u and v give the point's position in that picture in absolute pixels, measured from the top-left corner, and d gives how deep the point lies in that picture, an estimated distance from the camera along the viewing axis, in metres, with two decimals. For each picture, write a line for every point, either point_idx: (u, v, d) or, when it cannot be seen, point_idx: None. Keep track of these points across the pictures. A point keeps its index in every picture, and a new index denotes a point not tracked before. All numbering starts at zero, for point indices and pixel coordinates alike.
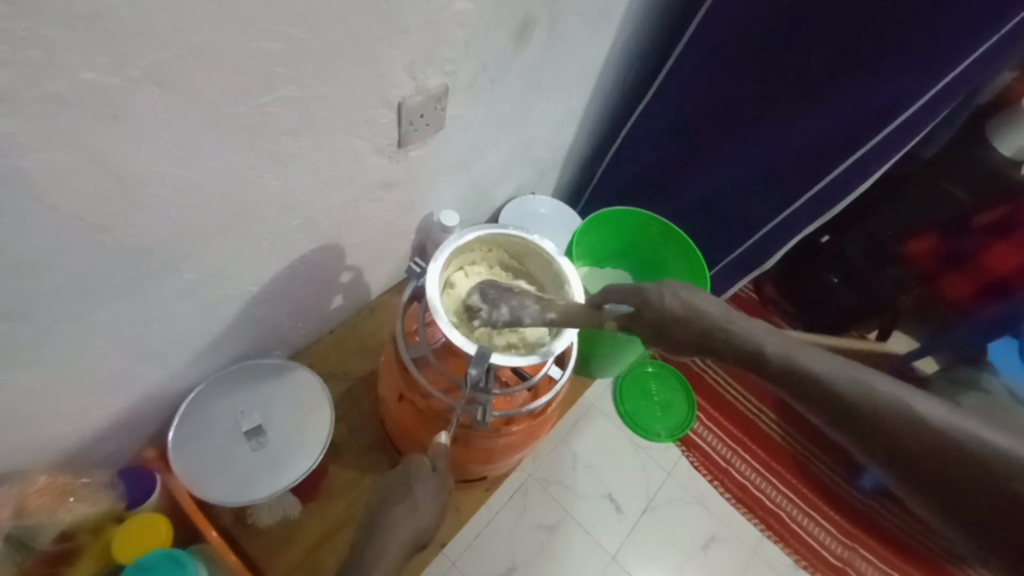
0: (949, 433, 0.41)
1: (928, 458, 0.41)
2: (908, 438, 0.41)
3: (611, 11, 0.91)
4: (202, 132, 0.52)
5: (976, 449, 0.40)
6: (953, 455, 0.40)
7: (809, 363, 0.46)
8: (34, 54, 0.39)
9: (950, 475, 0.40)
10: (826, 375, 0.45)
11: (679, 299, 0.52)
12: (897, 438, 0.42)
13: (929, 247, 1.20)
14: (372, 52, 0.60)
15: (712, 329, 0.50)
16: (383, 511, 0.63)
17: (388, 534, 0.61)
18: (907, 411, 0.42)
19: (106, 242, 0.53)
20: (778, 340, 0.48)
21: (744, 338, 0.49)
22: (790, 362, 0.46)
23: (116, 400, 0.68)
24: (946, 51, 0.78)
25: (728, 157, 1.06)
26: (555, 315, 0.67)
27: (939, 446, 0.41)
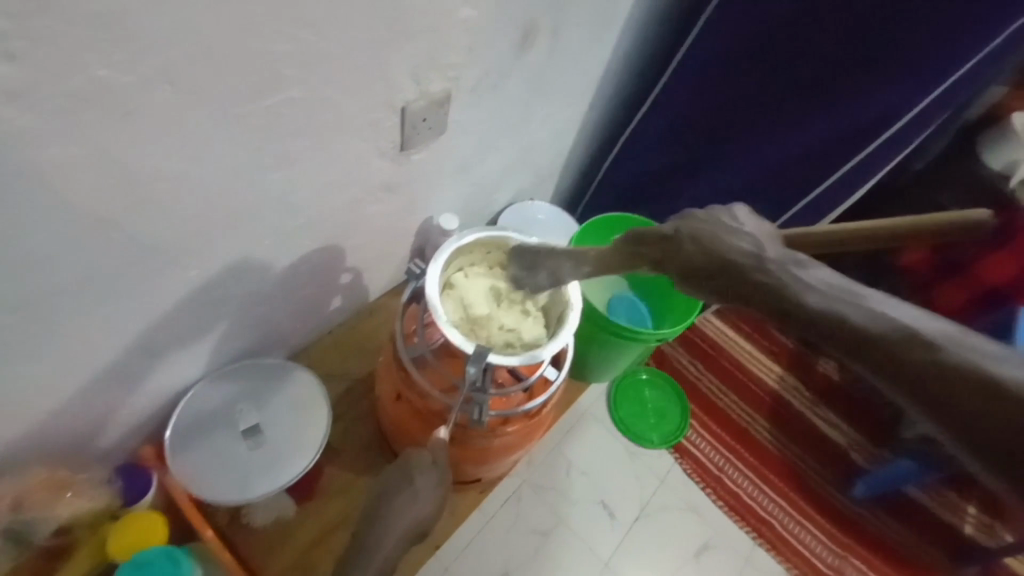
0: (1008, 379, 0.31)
1: (991, 410, 0.31)
2: (964, 390, 0.31)
3: (612, 21, 0.93)
4: (210, 131, 0.53)
5: None
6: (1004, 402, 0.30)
7: (845, 302, 0.37)
8: (49, 50, 0.39)
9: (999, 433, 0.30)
10: (866, 315, 0.36)
11: (705, 248, 0.47)
12: (944, 388, 0.32)
13: (922, 257, 1.22)
14: (377, 56, 0.61)
15: (743, 274, 0.43)
16: (380, 504, 0.63)
17: (386, 525, 0.61)
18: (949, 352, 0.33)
19: (113, 239, 0.53)
20: (821, 279, 0.40)
21: (776, 277, 0.41)
22: (823, 303, 0.38)
23: (115, 397, 0.68)
24: (936, 64, 0.81)
25: (723, 167, 1.08)
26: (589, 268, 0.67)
27: (1007, 402, 0.30)
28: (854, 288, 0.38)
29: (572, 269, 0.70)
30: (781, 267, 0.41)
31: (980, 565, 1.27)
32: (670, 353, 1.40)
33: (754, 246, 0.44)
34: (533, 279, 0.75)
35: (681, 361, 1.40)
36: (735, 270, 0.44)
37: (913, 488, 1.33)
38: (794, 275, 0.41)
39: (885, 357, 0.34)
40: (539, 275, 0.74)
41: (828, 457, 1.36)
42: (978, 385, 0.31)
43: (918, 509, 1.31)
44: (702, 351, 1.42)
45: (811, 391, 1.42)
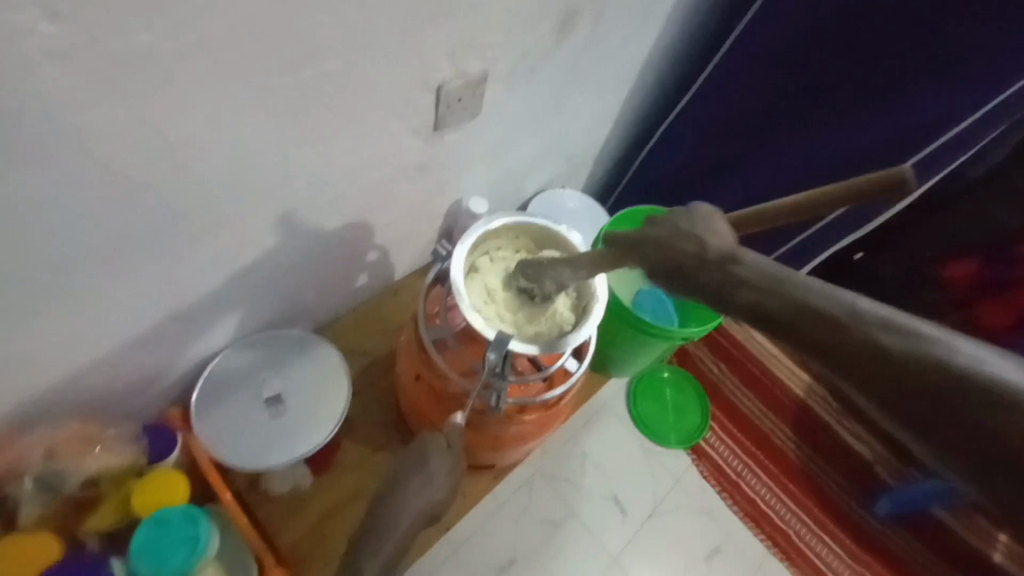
0: (911, 355, 0.31)
1: (917, 386, 0.30)
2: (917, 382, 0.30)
3: (657, 7, 0.90)
4: (246, 101, 0.53)
5: (945, 374, 0.30)
6: (920, 381, 0.30)
7: (780, 290, 0.36)
8: (91, 11, 0.40)
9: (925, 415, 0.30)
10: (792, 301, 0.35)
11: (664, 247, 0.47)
12: (884, 375, 0.31)
13: (969, 271, 1.16)
14: (416, 33, 0.60)
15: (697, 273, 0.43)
16: (400, 480, 0.62)
17: (404, 500, 0.60)
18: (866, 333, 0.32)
19: (146, 203, 0.54)
20: (761, 272, 0.39)
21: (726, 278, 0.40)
22: (774, 297, 0.36)
23: (144, 358, 0.70)
24: (1008, 68, 0.76)
25: (763, 165, 1.04)
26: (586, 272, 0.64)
27: (929, 381, 0.30)
28: (799, 275, 0.37)
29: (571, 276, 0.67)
30: (726, 265, 0.41)
31: None
32: (693, 352, 1.37)
33: (699, 244, 0.44)
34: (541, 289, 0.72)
35: (704, 361, 1.36)
36: (690, 268, 0.43)
37: (939, 508, 1.28)
38: (738, 274, 0.40)
39: (839, 355, 0.33)
40: (545, 285, 0.71)
41: (852, 470, 1.31)
42: (915, 366, 0.30)
43: (944, 533, 1.26)
44: (728, 353, 1.38)
45: (839, 402, 1.38)
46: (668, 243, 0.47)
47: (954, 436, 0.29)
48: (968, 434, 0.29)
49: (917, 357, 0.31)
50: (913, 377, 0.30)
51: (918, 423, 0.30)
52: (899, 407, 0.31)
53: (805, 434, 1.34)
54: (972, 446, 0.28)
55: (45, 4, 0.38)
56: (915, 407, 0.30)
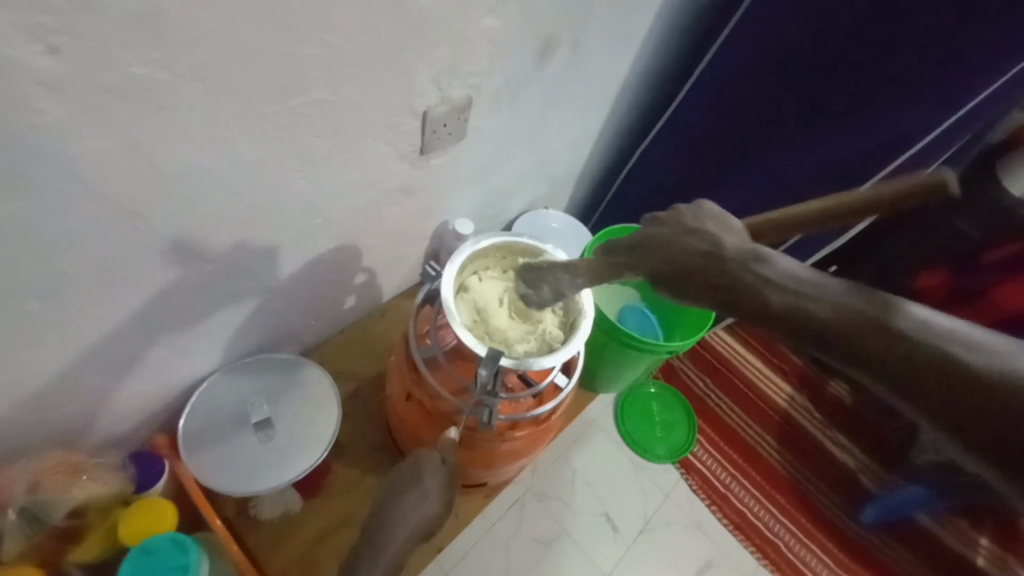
0: (944, 351, 0.37)
1: (951, 379, 0.36)
2: (949, 376, 0.36)
3: (632, 34, 0.94)
4: (237, 129, 0.54)
5: (979, 367, 0.36)
6: (955, 373, 0.36)
7: (817, 296, 0.41)
8: (89, 45, 0.41)
9: (958, 402, 0.35)
10: (834, 306, 0.40)
11: (685, 252, 0.49)
12: (922, 369, 0.37)
13: (939, 281, 1.22)
14: (401, 62, 0.63)
15: (726, 276, 0.45)
16: (393, 497, 0.62)
17: (399, 517, 0.61)
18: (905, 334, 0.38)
19: (138, 229, 0.55)
20: (797, 276, 0.43)
21: (756, 283, 0.44)
22: (804, 299, 0.41)
23: (131, 385, 0.70)
24: (963, 85, 0.81)
25: (737, 183, 1.08)
26: (584, 277, 0.70)
27: (961, 372, 0.36)
28: (827, 281, 0.42)
29: (570, 280, 0.72)
30: (755, 268, 0.45)
31: None
32: (678, 366, 1.39)
33: (720, 248, 0.47)
34: (537, 295, 0.77)
35: (689, 375, 1.39)
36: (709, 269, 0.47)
37: (922, 514, 1.30)
38: (768, 279, 0.44)
39: (875, 350, 0.38)
40: (542, 290, 0.75)
41: (836, 479, 1.34)
42: (944, 362, 0.36)
43: (929, 539, 1.29)
44: (712, 366, 1.41)
45: (820, 412, 1.41)
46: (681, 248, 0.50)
47: (975, 416, 0.35)
48: (981, 414, 0.35)
49: (945, 354, 0.37)
50: (936, 367, 0.37)
51: (947, 412, 0.36)
52: (935, 396, 0.36)
53: (790, 445, 1.36)
54: (985, 425, 0.35)
55: (45, 39, 0.39)
56: (948, 398, 0.36)
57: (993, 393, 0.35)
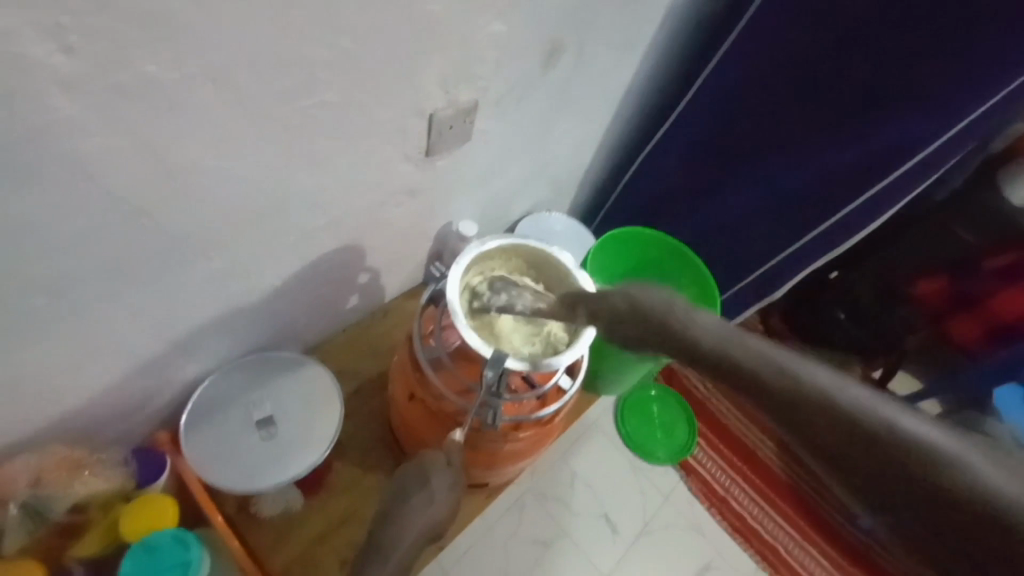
0: (856, 415, 0.31)
1: (865, 449, 0.30)
2: (863, 444, 0.30)
3: (638, 38, 0.94)
4: (245, 129, 0.55)
5: (892, 438, 0.30)
6: (867, 443, 0.30)
7: (733, 350, 0.38)
8: (103, 45, 0.41)
9: (874, 474, 0.30)
10: (747, 359, 0.37)
11: (633, 304, 0.50)
12: (834, 434, 0.31)
13: (939, 287, 1.22)
14: (410, 64, 0.63)
15: (663, 328, 0.45)
16: (400, 500, 0.62)
17: (407, 520, 0.61)
18: (812, 391, 0.33)
19: (146, 227, 0.55)
20: (723, 331, 0.41)
21: (686, 334, 0.42)
22: (731, 356, 0.38)
23: (134, 381, 0.70)
24: (956, 101, 0.81)
25: (740, 188, 1.08)
26: (545, 304, 0.73)
27: (875, 444, 0.30)
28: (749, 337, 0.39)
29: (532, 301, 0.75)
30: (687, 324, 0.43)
31: None
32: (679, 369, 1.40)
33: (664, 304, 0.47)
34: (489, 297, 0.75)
35: (690, 379, 1.39)
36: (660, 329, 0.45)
37: None
38: (698, 330, 0.42)
39: (802, 422, 0.33)
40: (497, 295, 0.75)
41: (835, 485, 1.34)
42: (855, 426, 0.31)
43: None
44: None
45: None
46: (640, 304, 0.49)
47: (898, 496, 0.29)
48: (900, 489, 0.29)
49: (858, 418, 0.31)
50: (875, 447, 0.30)
51: (860, 484, 0.30)
52: (849, 467, 0.31)
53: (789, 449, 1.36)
54: (919, 515, 0.28)
55: (59, 38, 0.39)
56: (861, 467, 0.30)
57: (913, 469, 0.29)
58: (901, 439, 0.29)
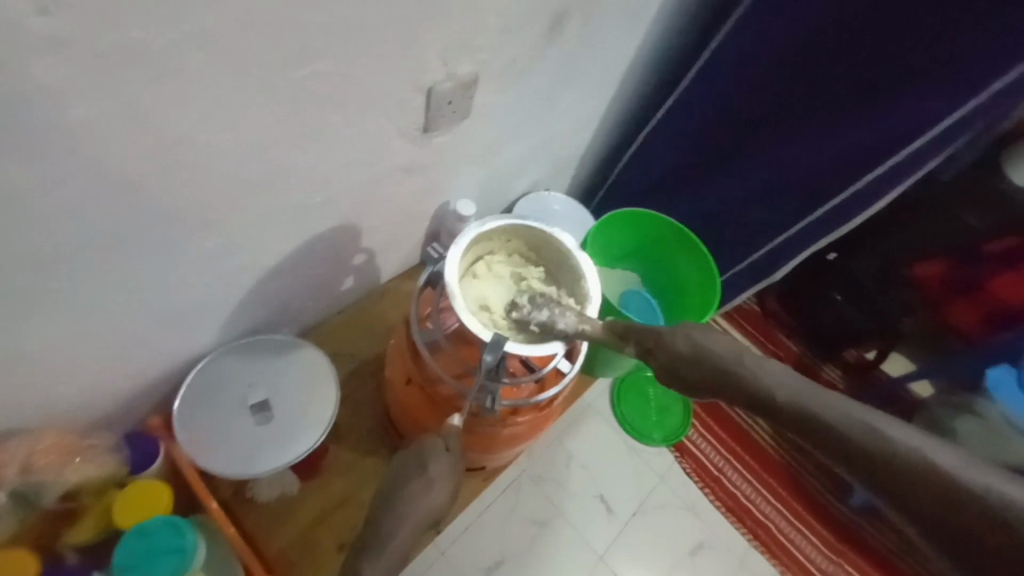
0: (942, 476, 0.35)
1: (947, 503, 0.34)
2: (944, 497, 0.35)
3: (644, 11, 0.91)
4: (236, 101, 0.52)
5: (965, 492, 0.34)
6: (949, 498, 0.34)
7: (810, 403, 0.41)
8: (81, 5, 0.38)
9: (951, 525, 0.34)
10: (828, 414, 0.40)
11: (688, 341, 0.52)
12: (917, 489, 0.35)
13: (938, 270, 1.22)
14: (410, 34, 0.60)
15: (722, 373, 0.47)
16: (399, 486, 0.61)
17: (406, 505, 0.59)
18: (894, 448, 0.37)
19: (133, 204, 0.53)
20: (791, 379, 0.44)
21: (756, 380, 0.45)
22: (810, 412, 0.41)
23: (125, 364, 0.68)
24: (972, 78, 0.79)
25: (743, 168, 1.06)
26: (588, 328, 0.66)
27: (958, 498, 0.34)
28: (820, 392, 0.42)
29: (572, 321, 0.67)
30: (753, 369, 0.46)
31: None
32: None
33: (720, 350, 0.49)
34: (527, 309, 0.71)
35: None
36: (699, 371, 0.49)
37: None
38: (766, 378, 0.45)
39: (890, 475, 0.36)
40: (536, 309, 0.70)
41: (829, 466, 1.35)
42: (938, 484, 0.35)
43: None
44: None
45: None
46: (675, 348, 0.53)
47: (977, 544, 0.33)
48: (982, 544, 0.33)
49: (940, 477, 0.35)
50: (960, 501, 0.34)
51: (945, 535, 0.34)
52: (930, 518, 0.35)
53: None
54: (962, 532, 0.34)
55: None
56: (942, 520, 0.34)
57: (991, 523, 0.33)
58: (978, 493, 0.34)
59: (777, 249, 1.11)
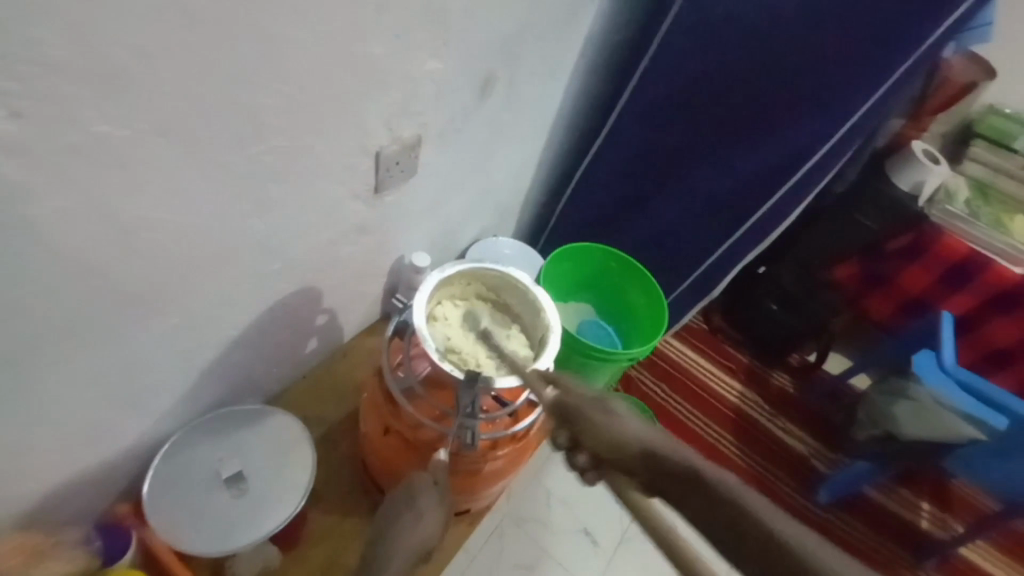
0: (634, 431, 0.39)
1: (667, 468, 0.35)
2: (645, 452, 0.37)
3: (561, 69, 1.02)
4: (197, 180, 0.55)
5: (635, 438, 0.38)
6: (627, 448, 0.38)
7: (602, 409, 0.42)
8: (52, 107, 0.42)
9: (662, 475, 0.35)
10: (604, 419, 0.41)
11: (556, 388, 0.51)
12: (662, 473, 0.35)
13: (852, 271, 1.42)
14: (355, 106, 0.66)
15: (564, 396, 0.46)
16: (390, 522, 0.62)
17: (396, 541, 0.60)
18: (645, 431, 0.38)
19: (99, 287, 0.54)
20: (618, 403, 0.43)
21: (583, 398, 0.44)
22: (610, 422, 0.41)
23: (88, 453, 0.67)
24: (843, 101, 0.92)
25: (668, 198, 1.17)
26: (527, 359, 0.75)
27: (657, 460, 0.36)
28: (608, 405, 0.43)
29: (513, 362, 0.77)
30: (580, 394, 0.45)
31: (939, 558, 1.30)
32: (635, 376, 1.45)
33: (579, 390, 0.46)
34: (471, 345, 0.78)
35: (646, 383, 1.44)
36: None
37: (872, 489, 1.39)
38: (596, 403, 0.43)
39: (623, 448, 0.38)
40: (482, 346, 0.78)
41: (792, 464, 1.40)
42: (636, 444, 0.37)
43: (879, 509, 1.36)
44: (665, 372, 1.47)
45: (768, 402, 1.48)
46: (712, 479, 0.32)
47: (668, 477, 0.34)
48: (670, 469, 0.34)
49: (640, 438, 0.38)
50: (655, 457, 0.36)
51: (659, 479, 0.35)
52: (656, 485, 0.35)
53: (747, 441, 1.41)
54: (674, 486, 0.34)
55: (8, 104, 0.40)
56: (667, 484, 0.34)
57: (673, 458, 0.35)
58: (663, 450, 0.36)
59: (711, 269, 1.21)
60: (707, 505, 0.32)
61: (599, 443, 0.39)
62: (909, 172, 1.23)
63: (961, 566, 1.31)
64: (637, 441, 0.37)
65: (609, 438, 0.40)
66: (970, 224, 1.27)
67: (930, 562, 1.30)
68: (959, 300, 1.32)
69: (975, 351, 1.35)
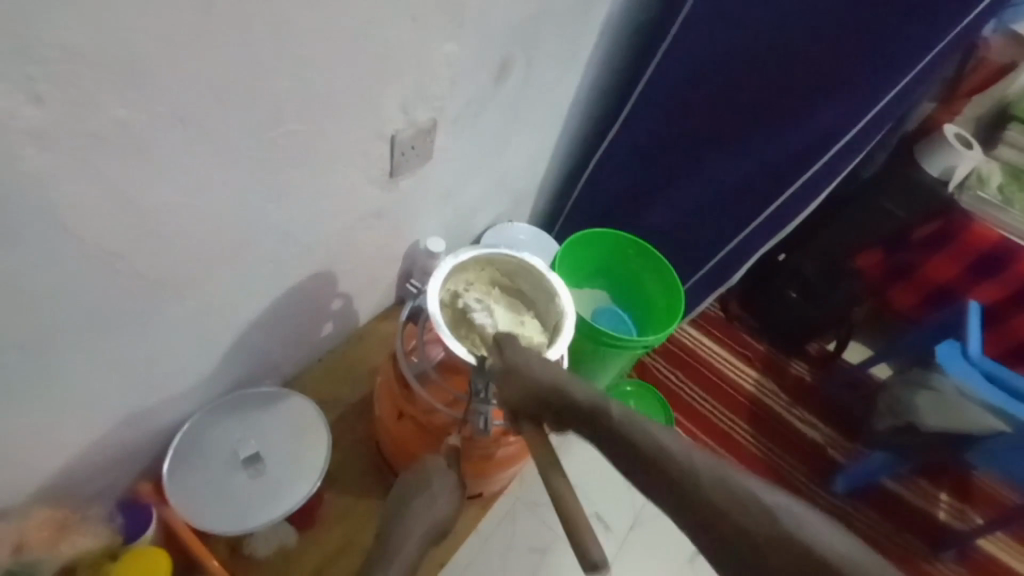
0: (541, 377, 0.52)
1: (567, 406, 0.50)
2: (553, 394, 0.51)
3: (580, 50, 0.99)
4: (215, 166, 0.55)
5: (545, 384, 0.52)
6: (541, 394, 0.51)
7: (519, 360, 0.55)
8: (71, 92, 0.42)
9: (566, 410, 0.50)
10: (524, 369, 0.53)
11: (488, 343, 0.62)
12: (561, 409, 0.50)
13: (875, 261, 1.41)
14: (371, 89, 0.65)
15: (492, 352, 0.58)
16: (402, 506, 0.62)
17: (410, 524, 0.60)
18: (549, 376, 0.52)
19: (119, 271, 0.54)
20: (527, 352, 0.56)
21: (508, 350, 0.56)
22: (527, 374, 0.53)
23: (111, 433, 0.68)
24: (874, 84, 0.89)
25: (688, 184, 1.14)
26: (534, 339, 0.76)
27: (560, 399, 0.50)
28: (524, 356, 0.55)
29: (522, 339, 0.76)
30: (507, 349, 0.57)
31: (957, 551, 1.29)
32: (651, 363, 1.44)
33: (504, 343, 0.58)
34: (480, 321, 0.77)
35: (661, 370, 1.43)
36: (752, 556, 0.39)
37: (891, 481, 1.37)
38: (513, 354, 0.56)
39: (541, 397, 0.51)
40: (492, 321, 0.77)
41: (808, 454, 1.38)
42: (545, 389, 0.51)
43: (896, 500, 1.34)
44: (680, 359, 1.45)
45: (785, 392, 1.46)
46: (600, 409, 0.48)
47: (572, 414, 0.49)
48: (568, 405, 0.49)
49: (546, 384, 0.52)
50: (560, 399, 0.50)
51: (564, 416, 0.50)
52: (557, 416, 0.50)
53: (763, 430, 1.39)
54: (573, 420, 0.49)
55: (28, 89, 0.39)
56: (571, 417, 0.49)
57: (577, 402, 0.49)
58: (564, 394, 0.50)
59: (731, 256, 1.18)
60: (601, 434, 0.47)
61: (517, 393, 0.53)
62: (937, 159, 1.18)
63: (980, 560, 1.29)
64: (544, 390, 0.51)
65: (526, 385, 0.53)
66: (1001, 211, 1.23)
67: (947, 554, 1.29)
68: (987, 290, 1.30)
69: (1001, 343, 1.31)
